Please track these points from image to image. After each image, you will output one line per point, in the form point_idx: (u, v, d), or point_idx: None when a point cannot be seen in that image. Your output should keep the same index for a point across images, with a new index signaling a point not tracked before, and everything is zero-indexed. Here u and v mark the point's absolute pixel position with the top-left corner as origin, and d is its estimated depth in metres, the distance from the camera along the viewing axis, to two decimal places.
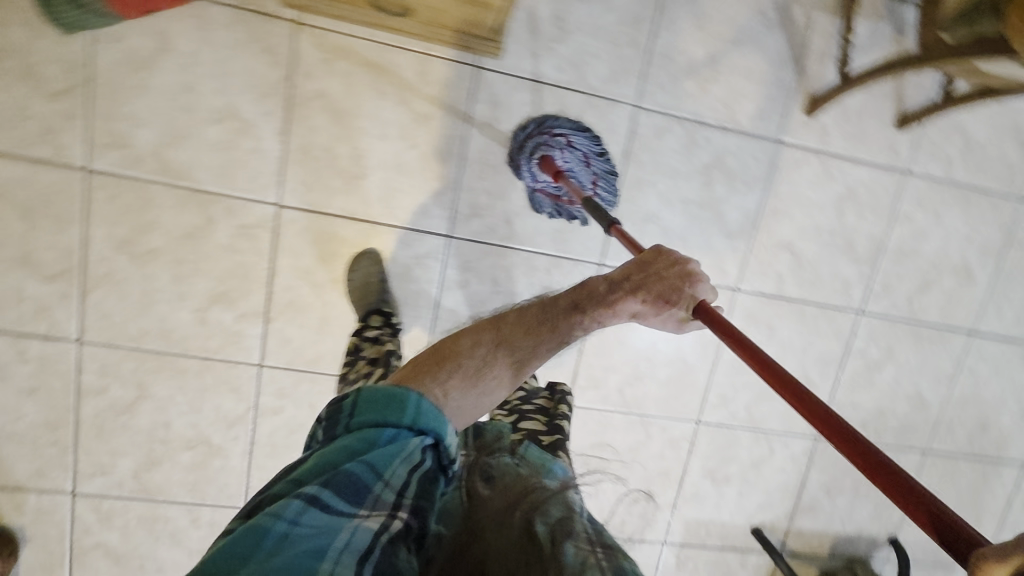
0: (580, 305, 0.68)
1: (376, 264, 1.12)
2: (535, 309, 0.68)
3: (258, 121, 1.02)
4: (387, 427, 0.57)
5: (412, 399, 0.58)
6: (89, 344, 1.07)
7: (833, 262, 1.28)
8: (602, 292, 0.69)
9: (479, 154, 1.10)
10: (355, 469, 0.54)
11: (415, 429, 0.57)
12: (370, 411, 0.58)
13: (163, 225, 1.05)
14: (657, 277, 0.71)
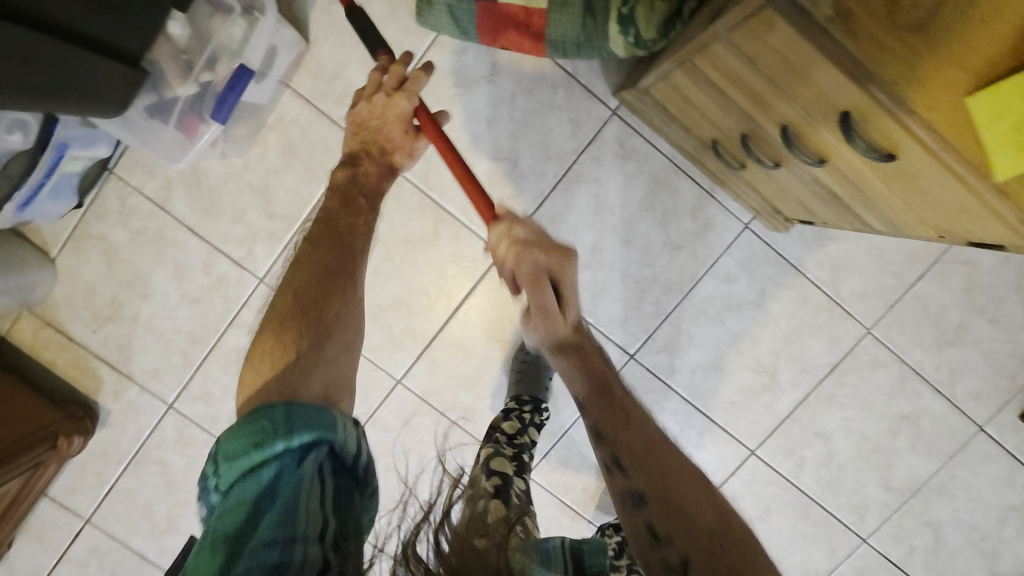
0: (342, 198, 0.74)
1: None
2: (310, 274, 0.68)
3: (528, 176, 1.03)
4: (265, 469, 0.52)
5: (273, 417, 0.55)
6: (267, 287, 1.07)
7: (971, 565, 1.19)
8: (357, 191, 0.74)
9: (701, 299, 1.08)
10: (263, 535, 0.49)
11: (299, 452, 0.54)
12: (235, 443, 0.54)
13: (393, 220, 1.05)
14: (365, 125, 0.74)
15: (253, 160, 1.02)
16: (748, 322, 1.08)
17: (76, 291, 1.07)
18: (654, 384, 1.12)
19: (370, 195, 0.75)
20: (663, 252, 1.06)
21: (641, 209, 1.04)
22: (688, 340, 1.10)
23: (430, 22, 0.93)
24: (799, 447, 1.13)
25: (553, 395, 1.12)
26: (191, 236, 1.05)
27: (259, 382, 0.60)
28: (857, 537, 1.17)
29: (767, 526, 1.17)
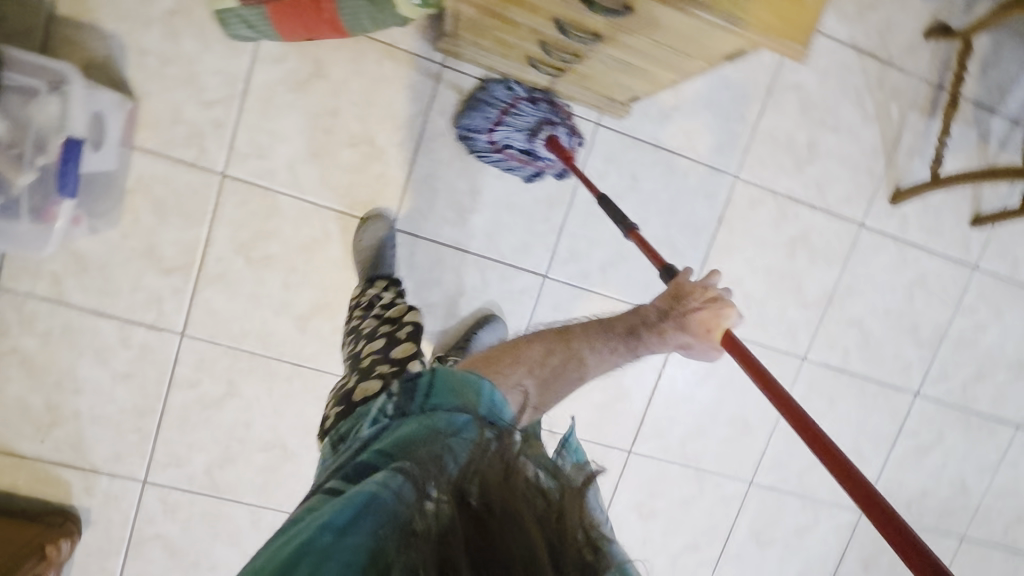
0: (635, 331, 0.70)
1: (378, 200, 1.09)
2: (593, 326, 0.71)
3: (391, 151, 1.08)
4: (459, 414, 0.55)
5: (485, 390, 0.59)
6: (191, 338, 1.10)
7: (896, 343, 1.34)
8: (654, 319, 0.71)
9: (586, 202, 1.16)
10: (455, 441, 0.51)
11: (487, 417, 0.57)
12: (443, 389, 0.58)
13: (282, 234, 1.09)
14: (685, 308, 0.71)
15: (128, 227, 1.04)
16: (634, 209, 1.18)
17: (10, 410, 1.08)
18: (576, 294, 1.19)
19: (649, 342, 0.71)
20: (537, 172, 1.13)
21: None
22: (589, 244, 1.18)
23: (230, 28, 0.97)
24: None
25: None
26: (100, 318, 1.07)
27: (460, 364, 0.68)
28: (796, 357, 1.30)
29: (718, 378, 1.29)
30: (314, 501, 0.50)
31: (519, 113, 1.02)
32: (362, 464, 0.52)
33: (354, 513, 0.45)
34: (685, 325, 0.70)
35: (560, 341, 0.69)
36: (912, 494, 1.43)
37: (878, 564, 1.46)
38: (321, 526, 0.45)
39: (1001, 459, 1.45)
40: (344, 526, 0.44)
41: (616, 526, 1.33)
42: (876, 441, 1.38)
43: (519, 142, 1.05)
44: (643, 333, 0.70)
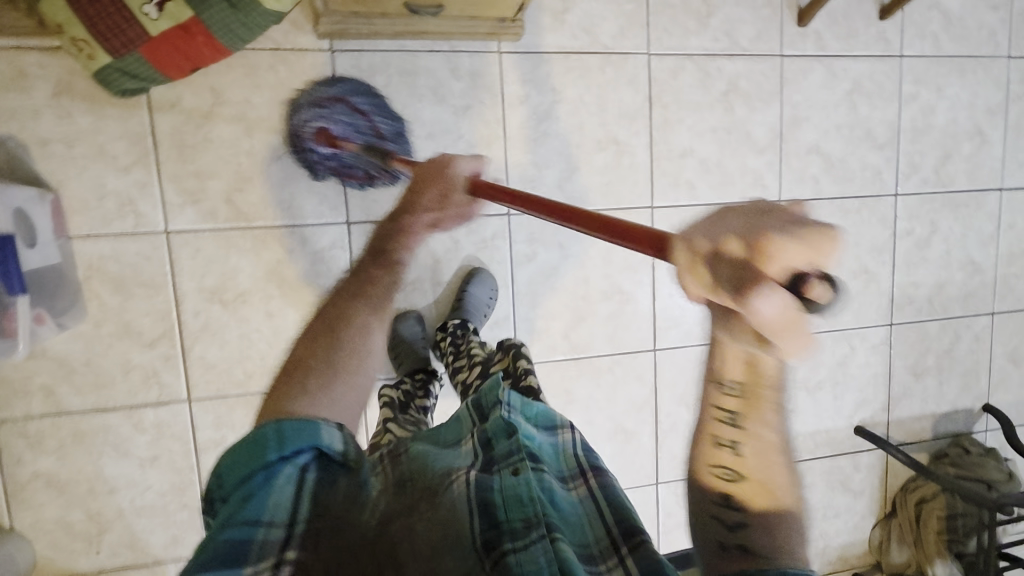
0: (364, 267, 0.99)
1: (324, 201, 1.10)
2: (367, 259, 0.99)
3: (316, 149, 1.09)
4: (258, 472, 0.75)
5: (271, 434, 0.77)
6: (199, 399, 1.09)
7: (859, 153, 1.35)
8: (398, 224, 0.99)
9: (518, 129, 1.17)
10: (232, 535, 0.68)
11: (282, 459, 0.76)
12: (295, 434, 0.77)
13: (246, 267, 1.09)
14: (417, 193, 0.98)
15: (98, 315, 1.04)
16: (565, 119, 1.19)
17: (55, 533, 1.07)
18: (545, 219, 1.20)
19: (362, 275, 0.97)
20: (462, 118, 1.14)
21: (416, 104, 1.12)
22: (537, 168, 1.19)
23: (117, 86, 0.97)
24: (679, 174, 1.26)
25: None
26: (105, 413, 1.06)
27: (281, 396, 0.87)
28: (773, 202, 1.32)
29: None
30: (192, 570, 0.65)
31: (334, 119, 1.06)
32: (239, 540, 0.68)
33: None
34: (422, 201, 0.98)
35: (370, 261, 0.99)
36: (930, 289, 1.45)
37: (926, 367, 1.48)
38: None
39: (998, 225, 1.47)
40: None
41: (671, 425, 1.33)
42: (878, 253, 1.40)
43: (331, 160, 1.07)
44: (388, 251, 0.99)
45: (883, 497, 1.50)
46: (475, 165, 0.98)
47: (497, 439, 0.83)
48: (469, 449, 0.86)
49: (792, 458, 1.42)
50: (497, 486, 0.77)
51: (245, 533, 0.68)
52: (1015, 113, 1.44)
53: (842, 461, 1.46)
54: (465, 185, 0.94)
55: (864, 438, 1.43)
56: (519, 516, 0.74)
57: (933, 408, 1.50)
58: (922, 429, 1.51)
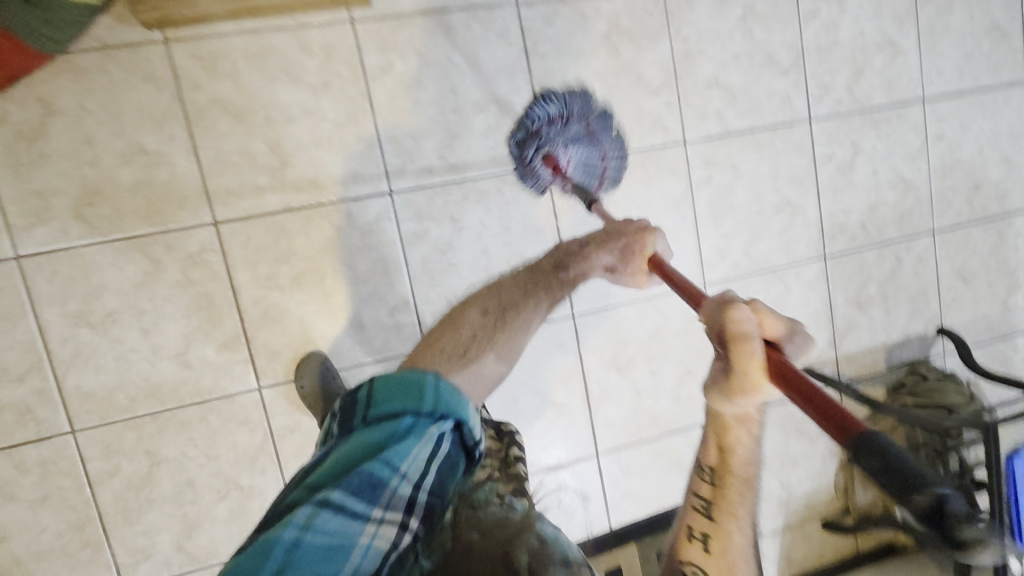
0: (560, 264, 0.94)
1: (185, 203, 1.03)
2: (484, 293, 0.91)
3: (166, 149, 1.02)
4: (406, 416, 0.69)
5: (431, 383, 0.71)
6: (84, 430, 1.03)
7: (763, 81, 1.28)
8: (576, 249, 0.96)
9: (387, 101, 1.10)
10: (372, 469, 0.64)
11: (437, 414, 0.70)
12: (403, 393, 0.70)
13: (111, 285, 1.02)
14: (620, 235, 0.97)
15: None
16: (437, 83, 1.12)
17: None
18: (431, 193, 1.14)
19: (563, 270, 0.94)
20: (322, 96, 1.07)
21: (270, 87, 1.05)
22: (415, 139, 1.12)
23: None
24: None
25: (373, 276, 1.13)
26: None
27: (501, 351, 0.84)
28: (678, 144, 1.25)
29: (616, 202, 1.23)
30: (302, 514, 0.59)
31: None
32: (349, 487, 0.62)
33: (293, 544, 0.56)
34: (605, 247, 0.96)
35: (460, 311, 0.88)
36: (863, 214, 1.38)
37: (869, 297, 1.41)
38: (264, 552, 0.56)
39: (925, 137, 1.40)
40: (293, 549, 0.56)
41: (602, 392, 1.27)
42: (800, 184, 1.33)
43: (592, 157, 1.16)
44: (570, 265, 0.94)
45: None
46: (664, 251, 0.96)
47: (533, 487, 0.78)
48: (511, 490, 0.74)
49: None
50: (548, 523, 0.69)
51: (373, 474, 0.64)
52: (927, 17, 1.37)
53: (793, 405, 1.39)
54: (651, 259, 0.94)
55: (812, 379, 1.36)
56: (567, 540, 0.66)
57: (884, 338, 1.43)
58: (876, 361, 1.44)
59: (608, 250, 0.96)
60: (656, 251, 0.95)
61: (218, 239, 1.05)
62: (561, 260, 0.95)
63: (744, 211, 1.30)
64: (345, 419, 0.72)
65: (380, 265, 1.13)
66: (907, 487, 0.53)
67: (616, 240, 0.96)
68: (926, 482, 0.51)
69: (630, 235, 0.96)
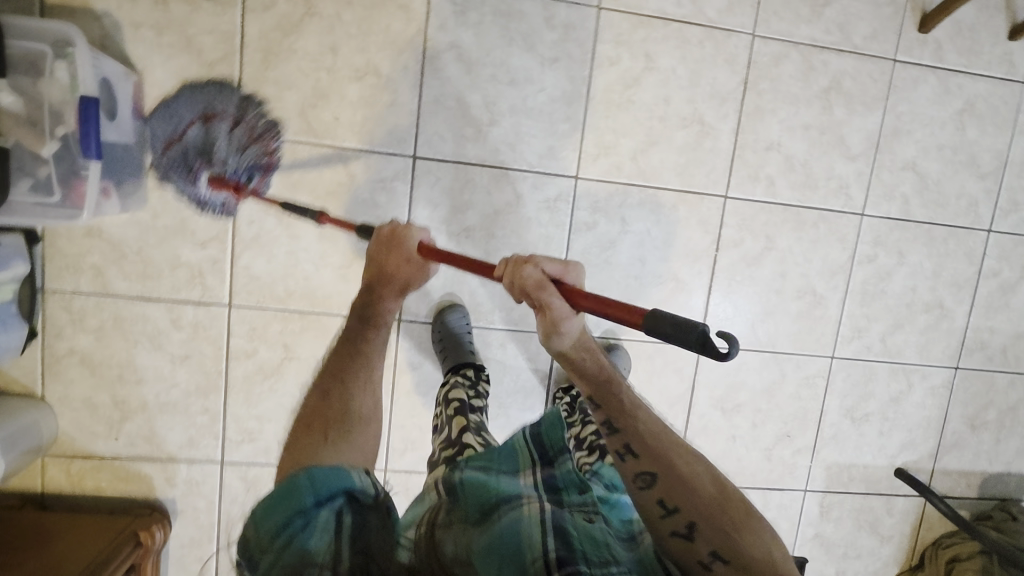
0: (372, 286, 0.93)
1: (394, 132, 1.08)
2: (343, 345, 0.91)
3: (397, 76, 1.06)
4: (296, 518, 0.63)
5: (304, 480, 0.66)
6: (239, 307, 1.09)
7: (957, 179, 1.26)
8: (388, 270, 0.93)
9: (603, 92, 1.12)
10: None
11: (322, 501, 0.64)
12: (270, 507, 0.64)
13: (307, 185, 1.07)
14: (390, 250, 0.93)
15: (158, 205, 1.04)
16: (653, 89, 1.14)
17: (80, 411, 1.08)
18: (612, 190, 1.16)
19: (363, 311, 0.92)
20: (547, 70, 1.10)
21: (505, 48, 1.08)
22: (615, 134, 1.14)
23: None
24: (760, 166, 1.19)
25: (533, 250, 1.16)
26: (147, 303, 1.07)
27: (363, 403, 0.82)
28: (855, 215, 1.24)
29: (778, 251, 1.23)
30: None
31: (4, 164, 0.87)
32: None
33: None
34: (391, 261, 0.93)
35: (336, 383, 0.85)
36: (1008, 338, 1.35)
37: (985, 421, 1.38)
38: None
39: None
40: None
41: (702, 427, 1.28)
42: (958, 290, 1.30)
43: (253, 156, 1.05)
44: (387, 279, 0.93)
45: (910, 547, 1.41)
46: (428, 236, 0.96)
47: (568, 493, 0.77)
48: (531, 484, 0.76)
49: (822, 487, 1.34)
50: (571, 521, 0.67)
51: None
52: None
53: (875, 501, 1.37)
54: (416, 246, 0.93)
55: (903, 481, 1.34)
56: (596, 552, 0.63)
57: (985, 466, 1.40)
58: (969, 486, 1.40)
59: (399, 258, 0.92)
60: (552, 269, 0.83)
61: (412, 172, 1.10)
62: (366, 303, 0.93)
63: (894, 299, 1.29)
64: (248, 566, 0.63)
65: (544, 243, 1.16)
66: (687, 330, 0.65)
67: (400, 247, 0.92)
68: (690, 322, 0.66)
69: (517, 282, 0.80)
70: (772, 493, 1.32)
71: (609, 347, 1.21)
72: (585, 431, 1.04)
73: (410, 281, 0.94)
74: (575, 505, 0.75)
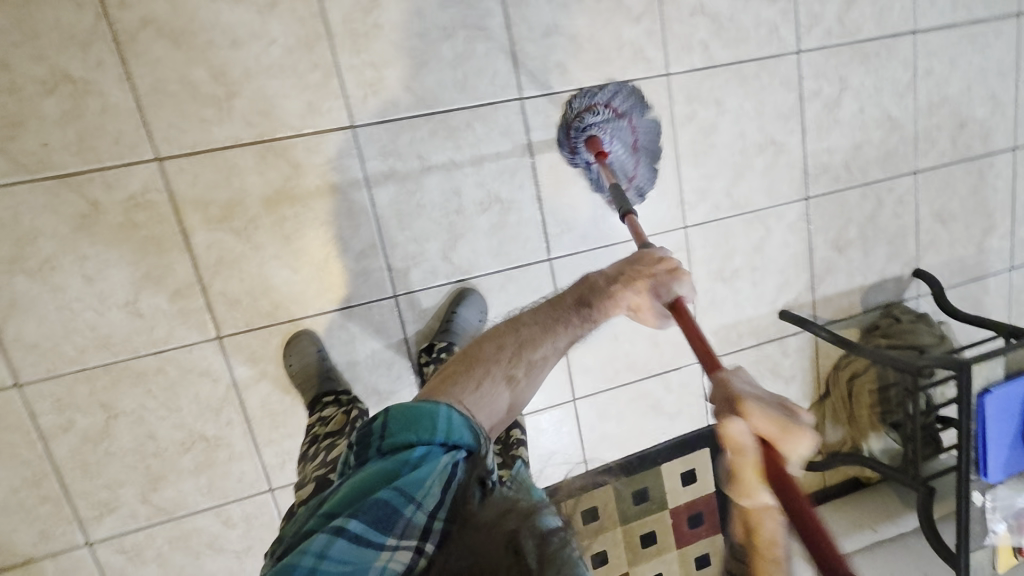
0: (584, 300, 0.83)
1: (123, 138, 0.93)
2: (536, 310, 0.84)
3: (96, 75, 0.91)
4: (419, 445, 0.65)
5: (442, 413, 0.68)
6: (31, 384, 0.97)
7: (751, 7, 1.20)
8: (602, 286, 0.84)
9: (344, 23, 1.00)
10: (387, 495, 0.60)
11: (446, 444, 0.66)
12: (404, 415, 0.67)
13: (45, 228, 0.92)
14: (639, 271, 0.83)
15: None
16: (399, 4, 1.01)
17: None
18: (397, 128, 1.06)
19: (600, 316, 0.83)
20: (271, 18, 0.97)
21: (211, 5, 0.94)
22: (377, 67, 1.03)
23: None
24: (546, 55, 1.10)
25: (336, 219, 1.06)
26: None
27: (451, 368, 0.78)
28: (660, 76, 1.18)
29: (594, 139, 1.17)
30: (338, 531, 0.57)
31: None
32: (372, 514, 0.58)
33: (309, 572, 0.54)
34: (634, 288, 0.82)
35: (497, 334, 0.81)
36: (847, 153, 1.35)
37: (849, 239, 1.39)
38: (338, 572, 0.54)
39: (915, 72, 1.35)
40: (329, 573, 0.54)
41: (579, 337, 1.25)
42: (785, 121, 1.28)
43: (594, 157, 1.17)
44: (595, 300, 0.83)
45: (815, 379, 1.45)
46: (689, 296, 0.84)
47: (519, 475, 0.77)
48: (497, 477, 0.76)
49: (715, 353, 1.36)
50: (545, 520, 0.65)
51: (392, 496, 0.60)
52: None
53: (769, 348, 1.40)
54: (672, 299, 0.82)
55: (788, 321, 1.36)
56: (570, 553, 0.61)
57: (861, 280, 1.43)
58: (852, 304, 1.44)
59: (642, 291, 0.82)
60: (682, 291, 0.83)
61: (164, 177, 0.96)
62: (592, 303, 0.83)
63: (726, 150, 1.25)
64: (360, 442, 0.68)
65: (344, 207, 1.06)
66: None
67: (646, 283, 0.82)
68: None
69: (651, 273, 0.83)
70: (669, 374, 1.33)
71: (461, 296, 1.14)
72: None
73: (641, 313, 0.83)
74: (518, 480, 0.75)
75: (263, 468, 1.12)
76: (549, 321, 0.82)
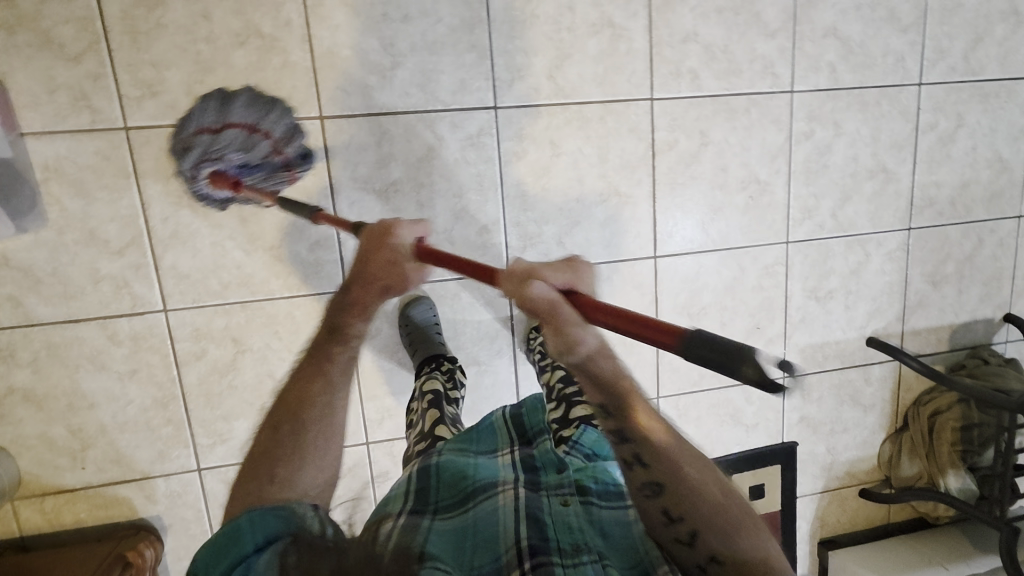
0: (333, 326, 0.86)
1: (294, 94, 1.02)
2: (306, 365, 0.87)
3: (282, 34, 0.99)
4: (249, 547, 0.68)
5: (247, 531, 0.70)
6: (176, 310, 1.04)
7: (880, 37, 1.23)
8: (343, 300, 0.85)
9: (503, 11, 1.06)
10: None
11: (258, 543, 0.68)
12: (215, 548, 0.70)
13: (214, 168, 1.01)
14: (370, 256, 0.79)
15: (61, 220, 0.98)
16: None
17: (38, 448, 1.05)
18: (534, 114, 1.12)
19: (360, 319, 0.85)
20: None
21: None
22: (526, 55, 1.09)
23: None
24: (681, 61, 1.16)
25: (467, 192, 1.12)
26: (77, 323, 1.02)
27: (265, 440, 0.82)
28: (785, 93, 1.22)
29: (714, 146, 1.21)
30: None
31: None
32: None
33: None
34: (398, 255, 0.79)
35: (284, 413, 0.83)
36: (954, 189, 1.36)
37: (945, 275, 1.40)
38: None
39: None
40: None
41: None
42: (898, 150, 1.30)
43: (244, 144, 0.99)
44: (342, 323, 0.85)
45: (894, 411, 1.45)
46: (419, 233, 0.80)
47: (548, 472, 0.90)
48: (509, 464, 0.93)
49: (799, 371, 1.37)
50: (549, 510, 0.82)
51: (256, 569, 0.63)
52: None
53: (853, 373, 1.40)
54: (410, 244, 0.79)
55: (876, 348, 1.37)
56: (568, 540, 0.77)
57: (952, 318, 1.43)
58: (940, 340, 1.44)
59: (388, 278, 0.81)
60: (409, 232, 0.79)
61: (322, 135, 1.04)
62: (343, 314, 0.85)
63: (837, 172, 1.28)
64: None
65: (476, 182, 1.12)
66: (732, 351, 0.54)
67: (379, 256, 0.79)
68: (745, 352, 0.53)
69: (382, 249, 0.79)
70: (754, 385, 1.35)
71: None
72: (552, 377, 1.10)
73: (391, 282, 0.81)
74: (552, 484, 0.88)
75: (364, 422, 1.16)
76: (290, 391, 0.85)
